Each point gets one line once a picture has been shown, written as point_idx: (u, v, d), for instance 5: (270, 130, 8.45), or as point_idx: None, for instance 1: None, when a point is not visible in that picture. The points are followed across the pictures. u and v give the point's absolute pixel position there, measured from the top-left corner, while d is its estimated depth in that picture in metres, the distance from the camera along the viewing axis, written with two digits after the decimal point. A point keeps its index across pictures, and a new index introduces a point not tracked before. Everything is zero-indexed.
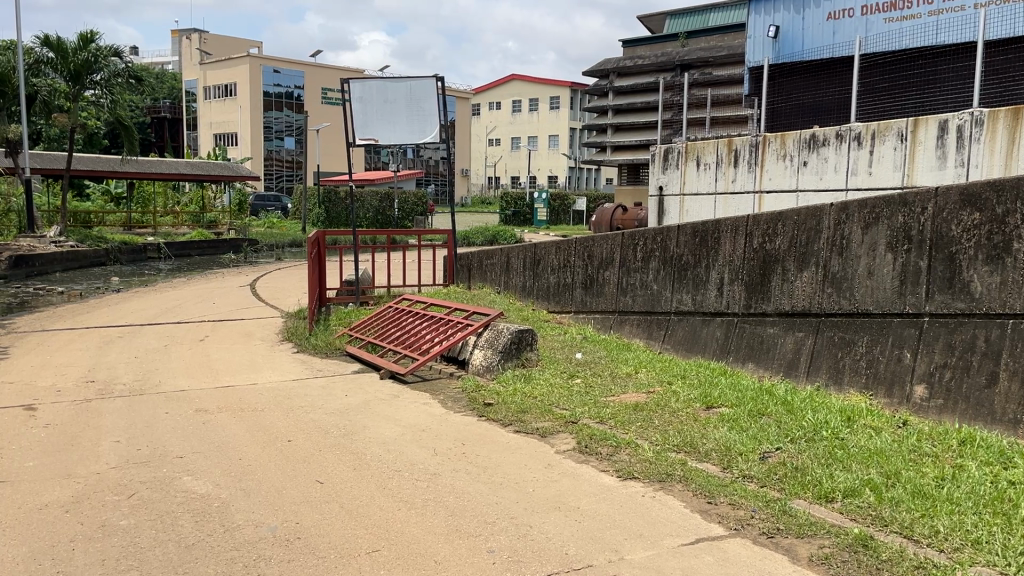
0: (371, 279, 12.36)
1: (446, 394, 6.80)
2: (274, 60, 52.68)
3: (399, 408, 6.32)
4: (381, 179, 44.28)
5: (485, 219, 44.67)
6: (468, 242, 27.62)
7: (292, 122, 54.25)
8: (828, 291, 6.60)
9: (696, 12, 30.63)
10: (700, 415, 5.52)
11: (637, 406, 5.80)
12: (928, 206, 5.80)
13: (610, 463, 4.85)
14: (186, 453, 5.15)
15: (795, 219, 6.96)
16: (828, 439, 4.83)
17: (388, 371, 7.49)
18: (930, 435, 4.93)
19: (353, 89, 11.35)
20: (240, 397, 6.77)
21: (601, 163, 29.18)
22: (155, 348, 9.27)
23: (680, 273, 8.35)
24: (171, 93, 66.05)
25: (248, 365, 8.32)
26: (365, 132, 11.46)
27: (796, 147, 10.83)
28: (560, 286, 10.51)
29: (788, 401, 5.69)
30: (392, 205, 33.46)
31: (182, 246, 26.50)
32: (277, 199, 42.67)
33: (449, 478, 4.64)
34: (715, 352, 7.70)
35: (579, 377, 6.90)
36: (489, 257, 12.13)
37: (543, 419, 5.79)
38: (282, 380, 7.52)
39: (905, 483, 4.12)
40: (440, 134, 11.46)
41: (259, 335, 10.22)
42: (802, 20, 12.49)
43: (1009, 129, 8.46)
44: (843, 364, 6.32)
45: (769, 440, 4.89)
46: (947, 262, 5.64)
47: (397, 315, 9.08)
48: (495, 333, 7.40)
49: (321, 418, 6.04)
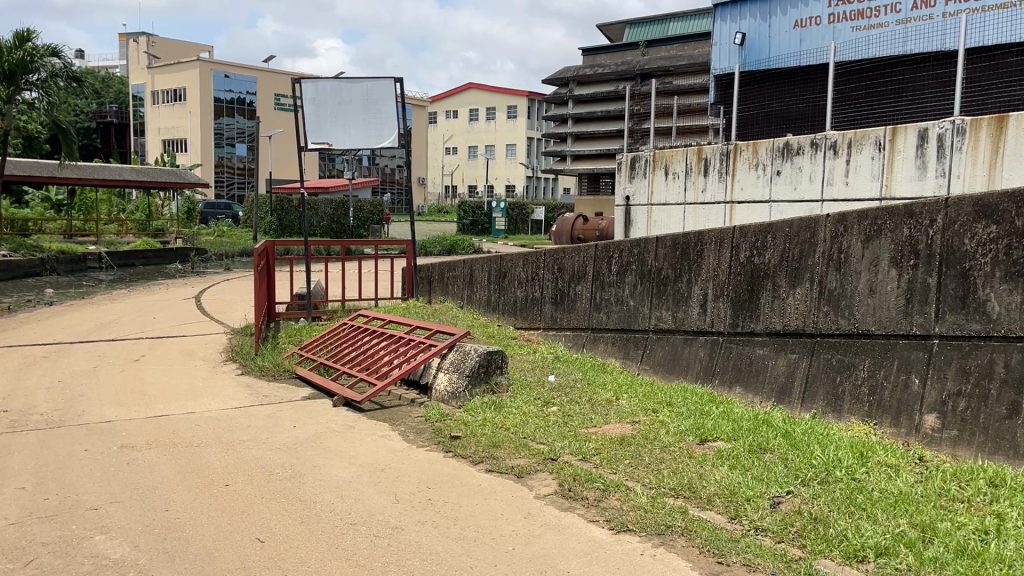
0: (324, 291, 11.60)
1: (408, 424, 6.12)
2: (225, 65, 51.35)
3: (355, 443, 5.62)
4: (335, 188, 43.28)
5: (443, 228, 44.03)
6: (425, 252, 26.89)
7: (244, 129, 52.98)
8: (824, 309, 6.08)
9: (656, 21, 30.40)
10: (695, 451, 4.92)
11: (623, 440, 5.19)
12: (937, 218, 5.30)
13: (599, 512, 4.22)
14: (101, 504, 4.40)
15: (786, 230, 6.44)
16: (844, 481, 4.27)
17: (341, 398, 6.79)
18: (953, 473, 4.41)
19: (306, 90, 10.58)
20: (174, 430, 6.00)
21: (561, 172, 28.73)
22: (83, 370, 8.42)
23: (659, 288, 7.80)
24: (118, 97, 64.36)
25: (186, 389, 7.54)
26: (318, 135, 10.69)
27: (769, 156, 10.37)
28: (527, 301, 9.89)
29: (790, 433, 5.13)
30: (347, 213, 32.63)
31: (125, 256, 25.32)
32: (228, 208, 41.52)
33: (414, 535, 3.97)
34: (698, 374, 7.15)
35: (554, 405, 6.24)
36: (450, 269, 11.46)
37: (518, 455, 5.15)
38: (223, 408, 6.75)
39: (946, 538, 3.56)
40: (398, 140, 10.79)
41: (200, 354, 9.41)
42: (769, 27, 12.10)
43: (991, 139, 8.07)
44: (842, 390, 5.81)
45: (778, 482, 4.32)
46: (960, 280, 5.15)
47: (353, 334, 8.37)
48: (461, 356, 6.72)
49: (265, 455, 5.31)
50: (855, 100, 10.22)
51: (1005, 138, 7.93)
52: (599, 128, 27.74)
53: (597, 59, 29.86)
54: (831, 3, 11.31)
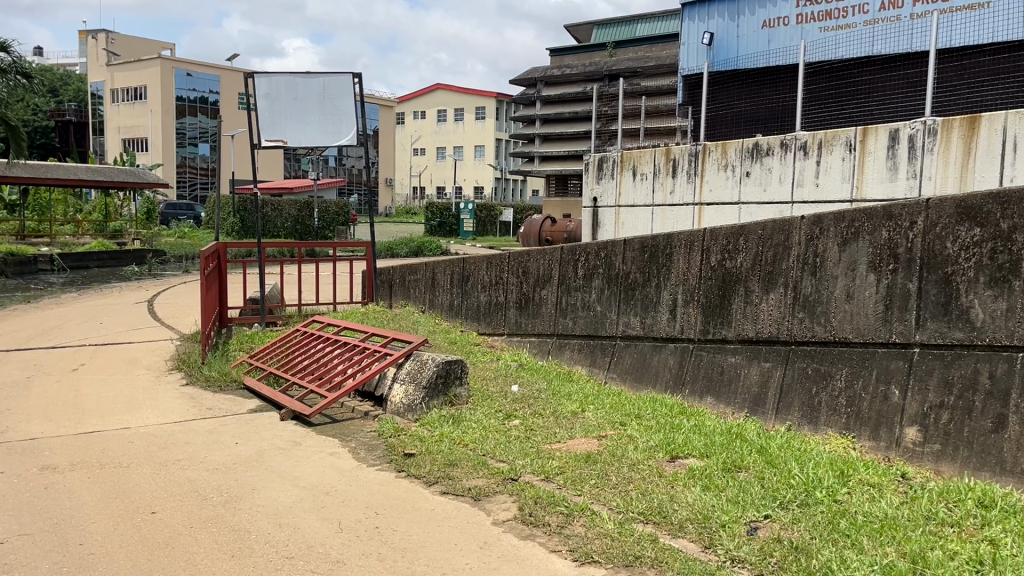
0: (280, 294, 11.13)
1: (359, 440, 5.71)
2: (187, 63, 50.31)
3: (301, 463, 5.20)
4: (300, 188, 42.61)
5: (410, 229, 43.49)
6: (391, 254, 26.40)
7: (207, 129, 51.96)
8: (799, 315, 5.80)
9: (625, 22, 30.15)
10: (665, 470, 4.59)
11: (589, 458, 4.84)
12: (917, 219, 5.03)
13: (562, 540, 3.87)
14: (9, 538, 3.95)
15: (760, 233, 6.14)
16: (826, 503, 3.96)
17: (290, 411, 6.36)
18: (940, 493, 4.12)
19: (259, 84, 10.13)
20: (103, 449, 5.53)
21: (529, 173, 28.42)
22: (15, 381, 7.88)
23: (626, 293, 7.48)
24: (77, 96, 62.76)
25: (125, 401, 7.05)
26: (272, 131, 10.22)
27: (738, 157, 10.11)
28: (491, 305, 9.52)
29: (767, 449, 4.82)
30: (312, 215, 31.99)
31: (80, 258, 24.52)
32: (190, 209, 40.64)
33: (356, 570, 3.57)
34: (668, 383, 6.84)
35: (517, 418, 5.88)
36: (412, 273, 11.05)
37: (476, 475, 4.78)
38: (161, 423, 6.29)
39: (938, 569, 3.25)
40: (356, 137, 10.41)
41: (145, 362, 8.89)
42: (737, 27, 11.77)
43: (963, 139, 7.87)
44: (818, 401, 5.52)
45: (755, 505, 4.00)
46: (942, 285, 4.88)
47: (306, 342, 7.94)
48: (419, 365, 6.31)
49: (201, 477, 4.88)
50: (824, 99, 9.99)
51: (977, 139, 7.74)
52: (567, 129, 27.46)
53: (565, 60, 29.62)
54: (799, 3, 11.04)
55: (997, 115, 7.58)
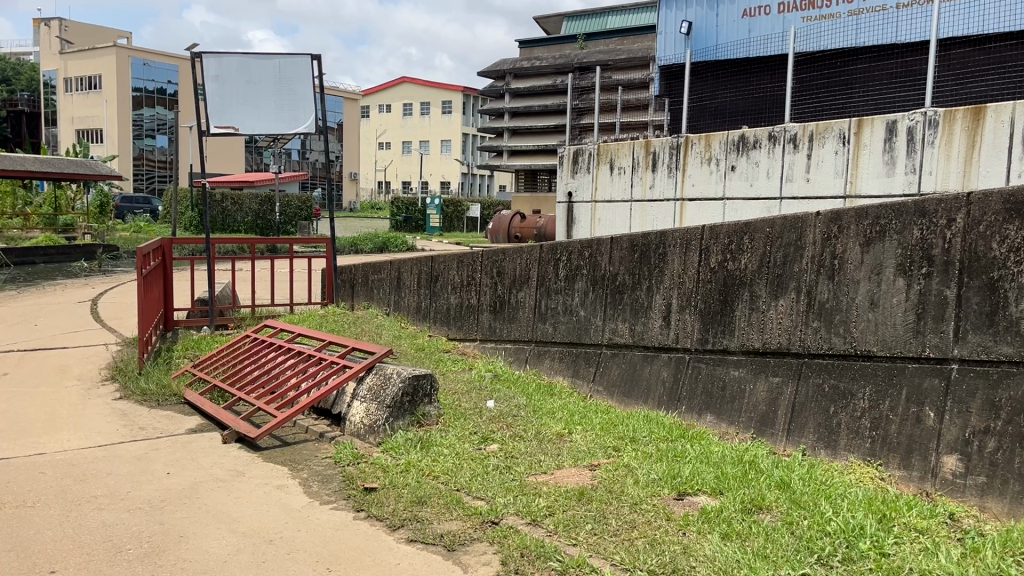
0: (231, 294, 10.25)
1: (312, 469, 4.94)
2: (144, 51, 48.60)
3: (243, 499, 4.41)
4: (262, 182, 41.37)
5: (375, 225, 42.53)
6: (356, 249, 25.48)
7: (165, 120, 50.35)
8: (812, 324, 5.15)
9: (596, 14, 29.52)
10: (673, 512, 3.88)
11: (582, 495, 4.11)
12: (957, 216, 4.34)
13: None
14: None
15: (767, 231, 5.47)
16: (872, 559, 3.27)
17: (234, 433, 5.56)
18: (1001, 542, 3.44)
19: (207, 65, 9.22)
20: (7, 482, 4.68)
21: (498, 168, 27.66)
22: None
23: (614, 297, 6.81)
24: (31, 84, 60.61)
25: (45, 419, 6.18)
26: (221, 118, 9.31)
27: (723, 150, 9.42)
28: (461, 308, 8.78)
29: (790, 483, 4.13)
30: (273, 210, 30.92)
31: (24, 253, 23.22)
32: (148, 202, 39.45)
33: None
34: (661, 398, 6.17)
35: (494, 443, 5.14)
36: (376, 272, 10.23)
37: (449, 517, 4.03)
38: (83, 448, 5.44)
39: None
40: (314, 125, 9.61)
41: (76, 371, 7.98)
42: (716, 16, 10.97)
43: (968, 132, 7.23)
44: (837, 422, 4.88)
45: (787, 562, 3.29)
46: (987, 293, 4.20)
47: (257, 350, 7.13)
48: (381, 381, 5.54)
49: (119, 521, 4.06)
50: (814, 89, 9.32)
51: (983, 130, 7.11)
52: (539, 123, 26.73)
53: (535, 53, 28.92)
54: None
55: (1004, 105, 6.95)
